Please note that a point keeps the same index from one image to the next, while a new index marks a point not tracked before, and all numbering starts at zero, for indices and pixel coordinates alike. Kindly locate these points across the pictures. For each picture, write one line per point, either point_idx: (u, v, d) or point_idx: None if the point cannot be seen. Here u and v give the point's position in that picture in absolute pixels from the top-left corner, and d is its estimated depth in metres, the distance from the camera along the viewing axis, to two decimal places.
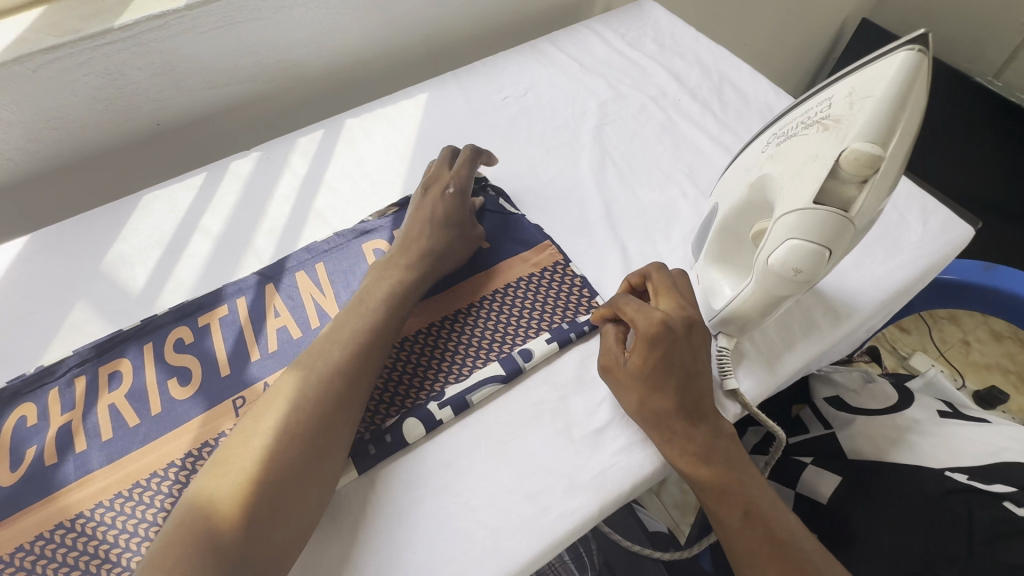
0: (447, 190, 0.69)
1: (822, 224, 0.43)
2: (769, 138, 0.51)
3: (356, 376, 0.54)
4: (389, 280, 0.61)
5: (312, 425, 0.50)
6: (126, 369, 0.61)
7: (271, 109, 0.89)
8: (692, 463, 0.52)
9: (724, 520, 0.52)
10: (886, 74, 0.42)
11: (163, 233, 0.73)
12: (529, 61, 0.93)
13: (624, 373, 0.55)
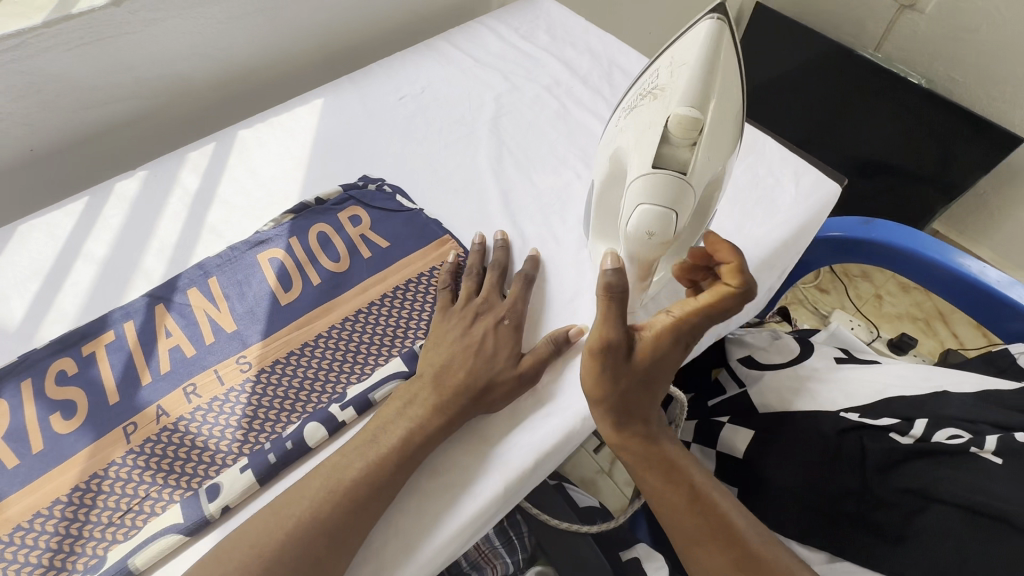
0: (501, 318, 0.61)
1: (660, 186, 0.50)
2: (618, 111, 0.58)
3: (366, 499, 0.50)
4: (405, 424, 0.54)
5: (333, 521, 0.48)
6: (2, 409, 0.57)
7: (158, 126, 0.86)
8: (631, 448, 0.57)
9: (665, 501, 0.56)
10: (696, 43, 0.51)
11: (42, 263, 0.69)
12: (425, 60, 0.93)
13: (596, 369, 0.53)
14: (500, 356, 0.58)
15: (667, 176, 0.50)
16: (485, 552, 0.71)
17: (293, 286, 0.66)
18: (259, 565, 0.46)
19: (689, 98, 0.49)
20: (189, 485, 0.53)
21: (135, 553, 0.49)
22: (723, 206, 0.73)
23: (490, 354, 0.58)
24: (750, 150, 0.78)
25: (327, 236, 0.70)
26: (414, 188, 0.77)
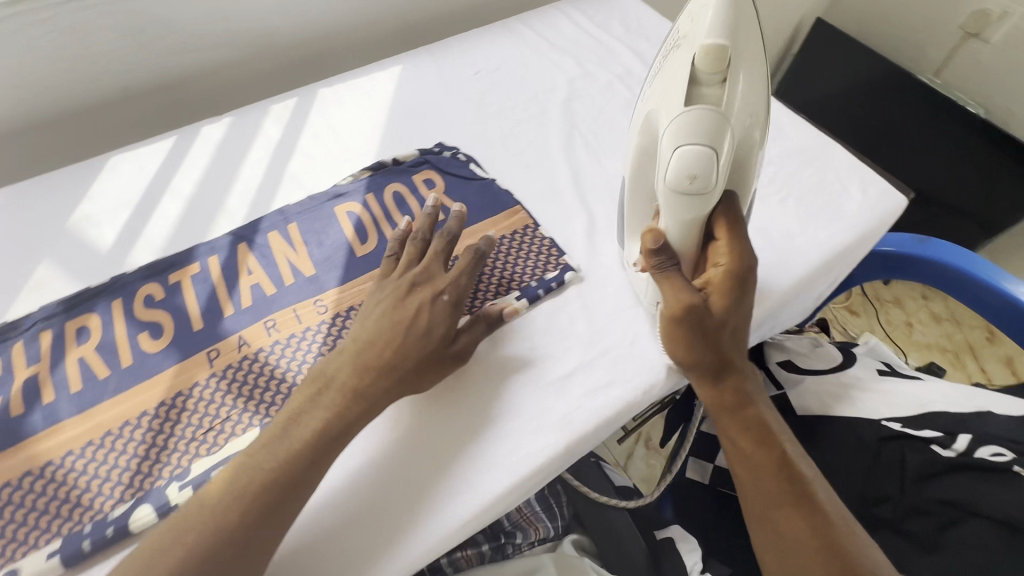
0: (417, 282, 0.59)
1: (693, 123, 0.52)
2: (649, 77, 0.63)
3: (342, 427, 0.51)
4: (254, 393, 0.51)
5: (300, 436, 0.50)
6: (95, 324, 0.61)
7: (242, 78, 0.89)
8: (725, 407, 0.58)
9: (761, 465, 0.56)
10: None
11: (132, 194, 0.72)
12: (500, 39, 0.95)
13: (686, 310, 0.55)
14: (435, 331, 0.56)
15: (697, 110, 0.52)
16: (526, 516, 0.73)
17: (368, 239, 0.69)
18: (230, 479, 0.48)
19: (717, 29, 0.52)
20: (267, 412, 0.56)
21: (219, 468, 0.52)
22: (788, 206, 0.74)
23: (422, 328, 0.56)
24: (819, 155, 0.80)
25: (402, 196, 0.73)
26: (486, 159, 0.79)
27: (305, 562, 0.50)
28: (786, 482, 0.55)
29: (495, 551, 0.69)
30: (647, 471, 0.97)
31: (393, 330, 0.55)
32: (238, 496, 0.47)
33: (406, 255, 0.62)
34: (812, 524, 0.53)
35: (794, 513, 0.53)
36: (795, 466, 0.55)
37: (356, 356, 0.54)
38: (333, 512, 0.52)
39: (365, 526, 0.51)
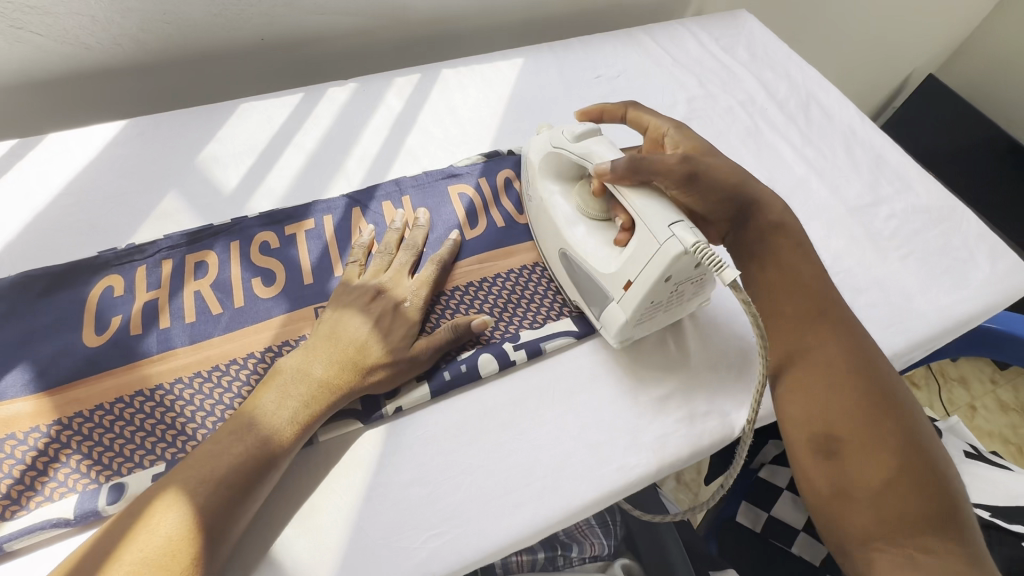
0: (404, 301, 0.58)
1: (548, 160, 0.63)
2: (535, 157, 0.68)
3: (266, 410, 0.49)
4: (307, 371, 0.52)
5: (310, 408, 0.50)
6: (213, 261, 0.62)
7: (367, 47, 0.90)
8: (857, 399, 0.50)
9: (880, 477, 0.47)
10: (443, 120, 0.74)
11: (257, 142, 0.74)
12: (624, 47, 0.94)
13: (701, 184, 0.56)
14: (390, 334, 0.55)
15: (544, 151, 0.63)
16: (581, 530, 0.71)
17: (478, 224, 0.68)
18: (255, 440, 0.47)
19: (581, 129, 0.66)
20: None
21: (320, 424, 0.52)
22: (909, 264, 0.71)
23: (387, 331, 0.55)
24: (946, 218, 0.76)
25: (514, 186, 0.73)
26: None
27: (388, 534, 0.48)
28: (836, 350, 0.52)
29: (550, 561, 0.66)
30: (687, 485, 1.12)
31: (359, 330, 0.54)
32: (256, 453, 0.47)
33: (398, 262, 0.61)
34: (865, 400, 0.49)
35: (841, 387, 0.50)
36: (846, 340, 0.53)
37: (331, 355, 0.53)
38: (420, 489, 0.51)
39: (450, 511, 0.50)
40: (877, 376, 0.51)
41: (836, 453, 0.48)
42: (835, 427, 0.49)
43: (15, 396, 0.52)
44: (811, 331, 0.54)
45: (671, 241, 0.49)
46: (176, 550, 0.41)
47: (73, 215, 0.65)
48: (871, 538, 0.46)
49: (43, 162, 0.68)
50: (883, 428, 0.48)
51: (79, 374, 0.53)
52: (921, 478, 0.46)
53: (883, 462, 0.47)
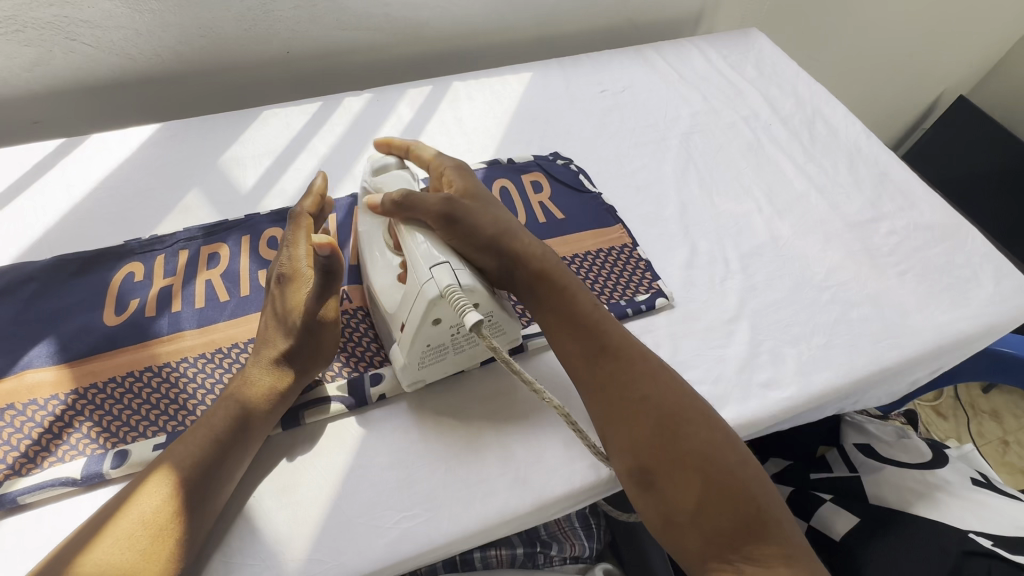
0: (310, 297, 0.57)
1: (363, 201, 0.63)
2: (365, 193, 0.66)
3: (218, 411, 0.51)
4: (248, 378, 0.53)
5: (258, 409, 0.52)
6: (225, 252, 0.67)
7: (385, 61, 0.95)
8: (635, 421, 0.49)
9: (686, 498, 0.46)
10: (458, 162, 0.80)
11: (276, 146, 0.80)
12: (630, 63, 0.97)
13: (464, 228, 0.54)
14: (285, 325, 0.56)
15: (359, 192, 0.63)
16: (564, 530, 0.71)
17: None
18: (215, 437, 0.49)
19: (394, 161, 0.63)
20: (355, 366, 0.59)
21: (309, 407, 0.55)
22: (907, 281, 0.70)
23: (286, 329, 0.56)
24: (949, 237, 0.75)
25: (510, 193, 0.74)
26: (598, 173, 0.80)
27: (364, 513, 0.51)
28: (619, 379, 0.51)
29: (528, 557, 0.66)
30: None
31: (264, 331, 0.56)
32: (213, 449, 0.49)
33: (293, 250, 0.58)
34: (655, 424, 0.49)
35: (634, 420, 0.49)
36: (636, 368, 0.51)
37: (266, 363, 0.54)
38: (397, 473, 0.53)
39: (425, 495, 0.52)
40: (665, 396, 0.50)
41: (653, 484, 0.47)
42: (643, 459, 0.48)
43: (39, 366, 0.57)
44: (591, 365, 0.52)
45: (429, 283, 0.49)
46: (149, 539, 0.44)
47: (106, 207, 0.71)
48: (704, 555, 0.46)
49: (84, 159, 0.75)
50: (681, 452, 0.48)
51: (98, 349, 0.58)
52: (733, 481, 0.47)
53: (692, 484, 0.46)
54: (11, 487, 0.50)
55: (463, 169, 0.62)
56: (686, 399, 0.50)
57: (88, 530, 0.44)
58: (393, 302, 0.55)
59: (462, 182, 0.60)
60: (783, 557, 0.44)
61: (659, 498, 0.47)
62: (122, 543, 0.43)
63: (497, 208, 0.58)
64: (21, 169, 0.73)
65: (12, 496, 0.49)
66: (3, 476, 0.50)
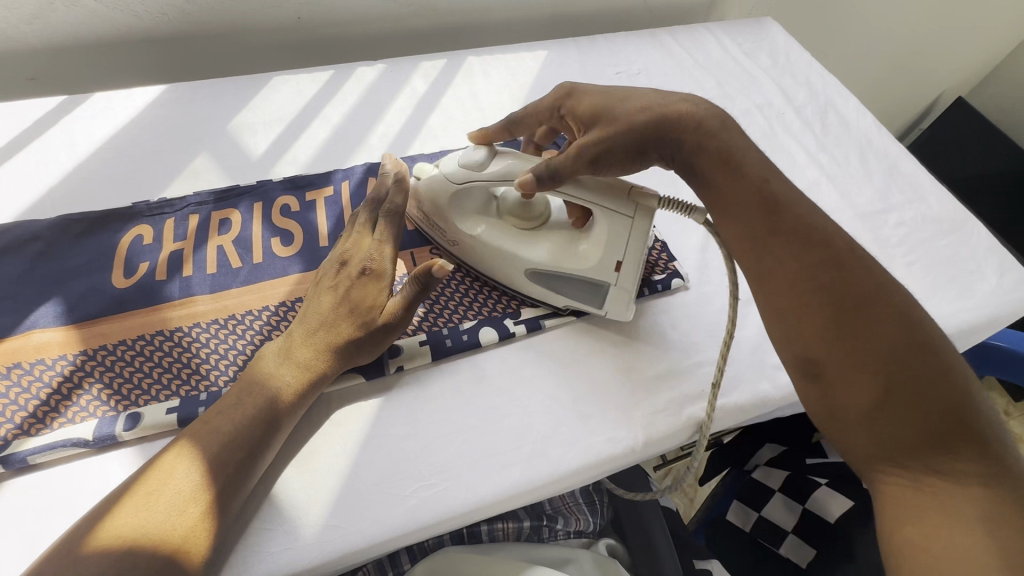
0: (365, 269, 0.55)
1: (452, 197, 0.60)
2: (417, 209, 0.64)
3: (257, 383, 0.51)
4: (291, 357, 0.52)
5: (295, 385, 0.51)
6: (236, 218, 0.66)
7: (397, 33, 0.93)
8: (809, 300, 0.44)
9: (859, 393, 0.41)
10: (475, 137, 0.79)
11: (286, 113, 0.78)
12: (646, 46, 0.96)
13: (612, 158, 0.54)
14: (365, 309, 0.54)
15: (441, 192, 0.59)
16: (568, 505, 0.72)
17: None
18: (251, 411, 0.49)
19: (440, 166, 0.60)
20: None
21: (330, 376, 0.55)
22: (914, 270, 0.72)
23: (351, 310, 0.54)
24: (955, 230, 0.76)
25: None
26: None
27: (381, 481, 0.51)
28: (798, 265, 0.46)
29: (534, 531, 0.67)
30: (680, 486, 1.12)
31: (326, 310, 0.54)
32: (247, 422, 0.48)
33: (360, 229, 0.58)
34: (831, 310, 0.43)
35: (806, 297, 0.44)
36: (800, 248, 0.46)
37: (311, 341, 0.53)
38: (414, 442, 0.53)
39: (442, 465, 0.52)
40: (861, 289, 0.43)
41: (822, 377, 0.43)
42: (809, 348, 0.44)
43: (46, 326, 0.55)
44: (766, 242, 0.48)
45: (642, 209, 0.53)
46: (186, 505, 0.43)
47: (111, 168, 0.69)
48: (872, 456, 0.41)
49: (86, 117, 0.72)
50: (871, 345, 0.41)
51: (106, 312, 0.57)
52: (934, 387, 0.39)
53: (871, 385, 0.40)
54: (19, 447, 0.49)
55: (572, 91, 0.59)
56: (885, 292, 0.43)
57: (122, 489, 0.45)
58: (577, 267, 0.58)
59: (590, 102, 0.57)
60: (980, 477, 0.37)
61: (824, 386, 0.43)
62: (164, 507, 0.43)
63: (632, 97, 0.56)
64: (21, 126, 0.70)
65: (21, 456, 0.48)
66: (11, 436, 0.49)
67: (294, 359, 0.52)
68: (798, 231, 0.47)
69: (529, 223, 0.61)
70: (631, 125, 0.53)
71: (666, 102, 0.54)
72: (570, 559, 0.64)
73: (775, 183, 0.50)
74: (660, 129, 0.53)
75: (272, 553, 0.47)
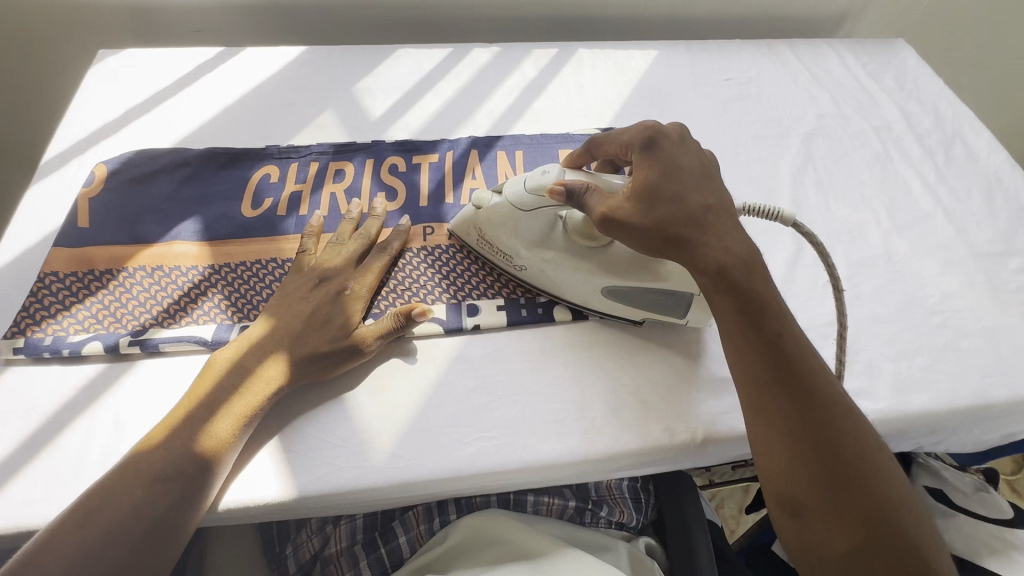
0: (344, 290, 0.58)
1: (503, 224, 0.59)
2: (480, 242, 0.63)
3: (313, 317, 0.56)
4: (330, 317, 0.56)
5: (335, 336, 0.55)
6: (350, 171, 0.72)
7: (513, 23, 0.96)
8: (804, 457, 0.45)
9: (834, 541, 0.44)
10: (576, 124, 0.81)
11: (405, 83, 0.84)
12: (761, 56, 0.94)
13: (630, 228, 0.50)
14: (333, 322, 0.56)
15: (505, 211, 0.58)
16: (614, 497, 0.71)
17: None
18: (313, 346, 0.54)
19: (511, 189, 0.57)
20: (454, 296, 0.63)
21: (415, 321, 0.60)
22: None
23: (319, 320, 0.56)
24: None
25: None
26: None
27: (446, 425, 0.54)
28: (806, 421, 0.45)
29: (578, 512, 0.68)
30: (722, 519, 1.06)
31: (297, 319, 0.56)
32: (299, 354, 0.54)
33: (348, 247, 0.62)
34: (827, 468, 0.44)
35: (802, 456, 0.45)
36: (803, 405, 0.46)
37: (331, 311, 0.57)
38: (480, 397, 0.56)
39: (502, 422, 0.55)
40: (857, 450, 0.45)
41: (801, 514, 0.45)
42: (798, 493, 0.45)
43: (186, 239, 0.64)
44: (778, 400, 0.46)
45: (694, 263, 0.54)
46: (239, 420, 0.50)
47: (251, 113, 0.77)
48: None
49: (237, 68, 0.82)
50: (855, 504, 0.44)
51: (234, 235, 0.64)
52: (902, 541, 0.43)
53: (850, 533, 0.43)
54: (153, 335, 0.56)
55: (650, 147, 0.52)
56: (885, 465, 0.45)
57: (186, 397, 0.52)
58: (644, 282, 0.57)
59: (645, 172, 0.51)
60: None
61: (805, 526, 0.45)
62: (203, 418, 0.50)
63: (682, 169, 0.51)
64: (185, 69, 0.81)
65: (154, 342, 0.56)
66: (147, 324, 0.57)
67: (325, 321, 0.56)
68: (813, 390, 0.46)
69: (595, 242, 0.58)
70: (659, 215, 0.49)
71: (712, 203, 0.50)
72: (609, 548, 0.65)
73: (791, 322, 0.48)
74: (689, 216, 0.49)
75: (343, 467, 0.51)
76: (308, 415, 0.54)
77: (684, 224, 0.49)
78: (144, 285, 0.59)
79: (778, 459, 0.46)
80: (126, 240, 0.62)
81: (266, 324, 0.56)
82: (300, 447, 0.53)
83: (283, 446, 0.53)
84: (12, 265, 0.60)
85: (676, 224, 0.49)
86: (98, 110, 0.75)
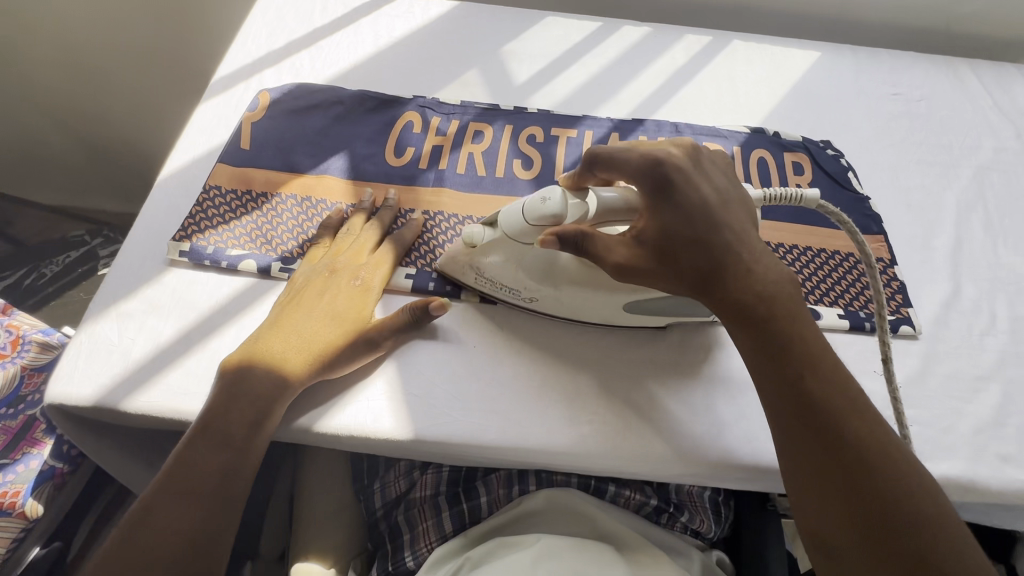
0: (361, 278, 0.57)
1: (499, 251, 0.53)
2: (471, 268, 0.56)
3: (326, 305, 0.55)
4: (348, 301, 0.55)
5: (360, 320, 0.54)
6: (489, 133, 0.71)
7: (665, 5, 0.92)
8: (834, 511, 0.41)
9: None
10: (724, 119, 0.77)
11: (551, 52, 0.82)
12: (936, 74, 0.85)
13: (646, 276, 0.47)
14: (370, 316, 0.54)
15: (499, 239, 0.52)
16: (694, 502, 0.66)
17: None
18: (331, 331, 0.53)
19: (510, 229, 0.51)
20: None
21: None
22: None
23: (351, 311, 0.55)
24: None
25: (767, 165, 0.71)
26: (868, 178, 0.73)
27: (562, 400, 0.54)
28: (830, 469, 0.42)
29: (655, 511, 0.64)
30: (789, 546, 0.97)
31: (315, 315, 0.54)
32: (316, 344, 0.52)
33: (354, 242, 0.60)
34: (861, 518, 0.41)
35: (832, 502, 0.42)
36: (837, 451, 0.42)
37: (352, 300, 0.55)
38: (597, 379, 0.56)
39: (619, 410, 0.54)
40: (888, 489, 0.41)
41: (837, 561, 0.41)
42: (834, 545, 0.41)
43: (334, 175, 0.66)
44: (814, 449, 0.43)
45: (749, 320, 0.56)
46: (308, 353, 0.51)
47: (401, 62, 0.78)
48: None
49: (392, 15, 0.83)
50: (898, 555, 0.39)
51: (378, 179, 0.66)
52: None
53: None
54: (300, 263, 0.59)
55: (665, 191, 0.46)
56: (912, 499, 0.41)
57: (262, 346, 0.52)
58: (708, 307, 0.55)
59: (661, 221, 0.46)
60: None
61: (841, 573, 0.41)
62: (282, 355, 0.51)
63: (706, 205, 0.47)
64: (344, 10, 0.83)
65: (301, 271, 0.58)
66: (294, 252, 0.60)
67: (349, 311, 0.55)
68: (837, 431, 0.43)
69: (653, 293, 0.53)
70: (680, 262, 0.46)
71: (736, 241, 0.47)
72: (682, 554, 0.61)
73: (819, 357, 0.46)
74: (713, 264, 0.46)
75: (460, 420, 0.52)
76: (428, 360, 0.55)
77: (713, 270, 0.46)
78: (293, 213, 0.62)
79: (802, 510, 0.43)
80: (281, 167, 0.65)
81: (319, 293, 0.56)
82: (419, 390, 0.53)
83: (400, 385, 0.54)
84: (182, 173, 0.65)
85: (699, 271, 0.46)
86: (264, 40, 0.79)
